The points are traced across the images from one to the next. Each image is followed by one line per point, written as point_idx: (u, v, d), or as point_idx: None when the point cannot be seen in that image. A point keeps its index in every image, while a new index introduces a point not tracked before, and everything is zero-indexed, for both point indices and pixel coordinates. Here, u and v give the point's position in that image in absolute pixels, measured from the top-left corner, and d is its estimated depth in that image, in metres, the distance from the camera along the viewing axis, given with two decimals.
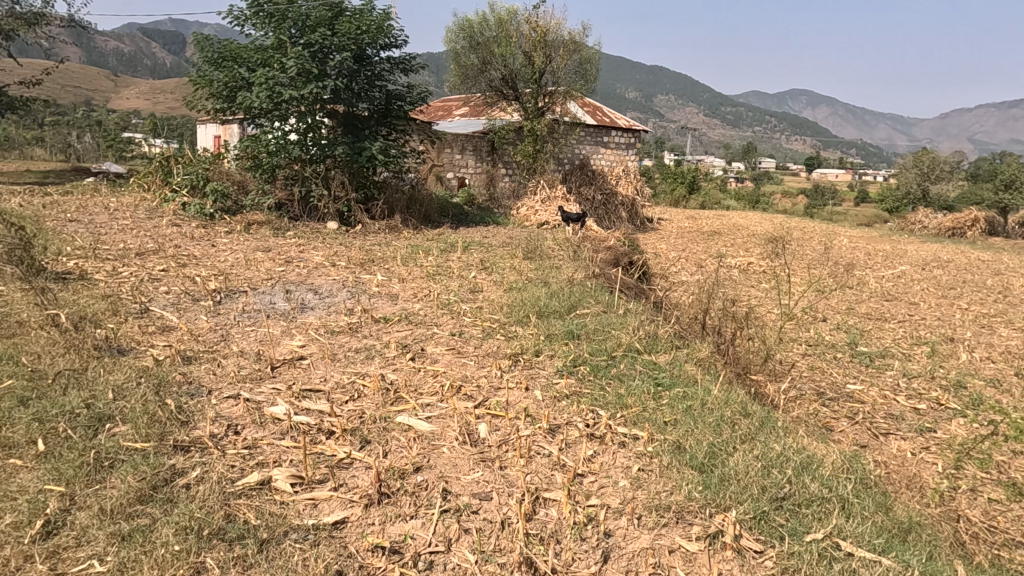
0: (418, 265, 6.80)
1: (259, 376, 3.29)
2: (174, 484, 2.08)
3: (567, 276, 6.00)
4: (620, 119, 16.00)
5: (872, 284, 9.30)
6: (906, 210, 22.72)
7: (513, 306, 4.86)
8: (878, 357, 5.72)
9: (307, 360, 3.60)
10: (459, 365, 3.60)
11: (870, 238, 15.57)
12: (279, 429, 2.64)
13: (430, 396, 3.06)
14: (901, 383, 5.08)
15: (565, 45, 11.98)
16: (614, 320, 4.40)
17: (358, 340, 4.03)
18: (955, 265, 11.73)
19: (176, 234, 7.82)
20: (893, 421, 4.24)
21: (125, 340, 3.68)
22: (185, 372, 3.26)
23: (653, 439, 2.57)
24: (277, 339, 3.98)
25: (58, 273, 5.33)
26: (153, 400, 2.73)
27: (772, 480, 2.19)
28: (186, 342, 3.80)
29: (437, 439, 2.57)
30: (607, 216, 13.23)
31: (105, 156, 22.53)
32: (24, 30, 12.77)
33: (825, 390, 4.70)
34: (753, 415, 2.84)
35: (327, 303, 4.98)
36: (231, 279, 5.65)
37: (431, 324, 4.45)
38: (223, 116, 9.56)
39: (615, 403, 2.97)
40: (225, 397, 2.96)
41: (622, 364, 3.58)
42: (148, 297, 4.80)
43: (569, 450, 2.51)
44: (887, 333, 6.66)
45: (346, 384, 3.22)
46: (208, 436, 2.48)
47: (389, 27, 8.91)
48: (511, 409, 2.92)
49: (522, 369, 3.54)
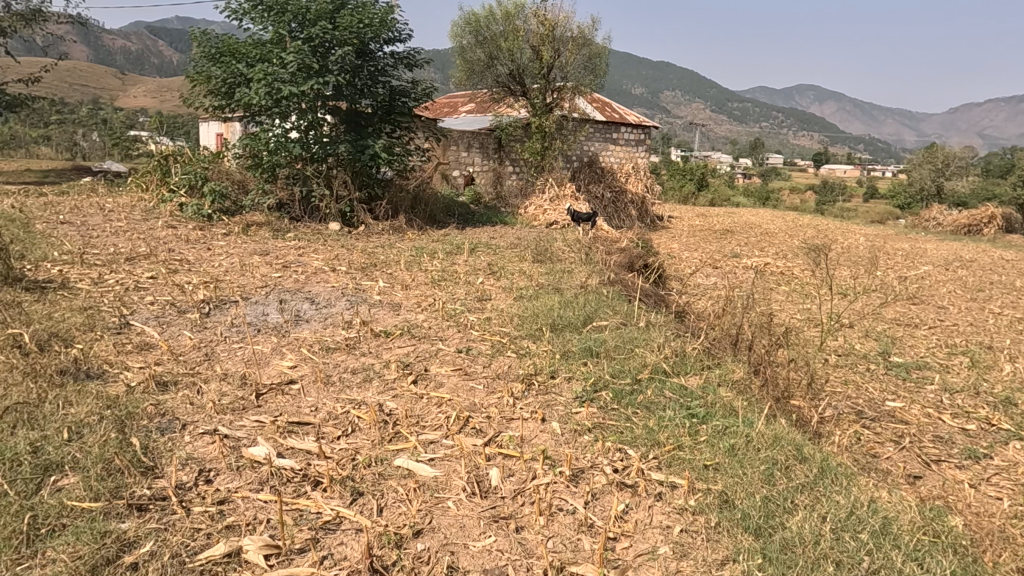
0: (422, 269, 6.42)
1: (242, 406, 2.92)
2: (120, 562, 1.71)
3: (580, 282, 5.63)
4: (630, 114, 15.57)
5: (897, 286, 8.86)
6: (919, 207, 22.20)
7: (524, 318, 4.49)
8: (915, 370, 5.30)
9: (297, 384, 3.23)
10: (467, 391, 3.22)
11: (887, 236, 15.13)
12: (257, 476, 2.28)
13: (433, 431, 2.69)
14: (944, 399, 4.67)
15: (573, 40, 11.67)
16: (636, 335, 4.01)
17: (355, 359, 3.67)
18: (979, 265, 11.25)
19: (171, 237, 7.50)
20: (943, 445, 3.83)
21: (97, 362, 3.33)
22: (158, 402, 2.89)
23: (695, 489, 2.21)
24: (266, 359, 3.61)
25: (39, 283, 4.99)
26: (116, 442, 2.36)
27: (848, 554, 1.83)
28: (165, 363, 3.44)
29: (441, 490, 2.20)
30: (616, 214, 12.85)
31: (109, 156, 22.32)
32: (21, 26, 12.41)
33: (864, 409, 4.29)
34: (808, 456, 2.47)
35: (324, 314, 4.61)
36: (223, 287, 5.31)
37: (435, 339, 4.09)
38: (221, 115, 9.21)
39: (646, 439, 2.59)
40: (199, 433, 2.61)
41: (649, 389, 3.20)
42: (130, 309, 4.45)
43: (597, 504, 2.14)
44: (920, 341, 6.24)
45: (340, 415, 2.85)
46: (173, 490, 2.12)
47: (393, 21, 8.53)
48: (526, 448, 2.56)
49: (537, 395, 3.16)
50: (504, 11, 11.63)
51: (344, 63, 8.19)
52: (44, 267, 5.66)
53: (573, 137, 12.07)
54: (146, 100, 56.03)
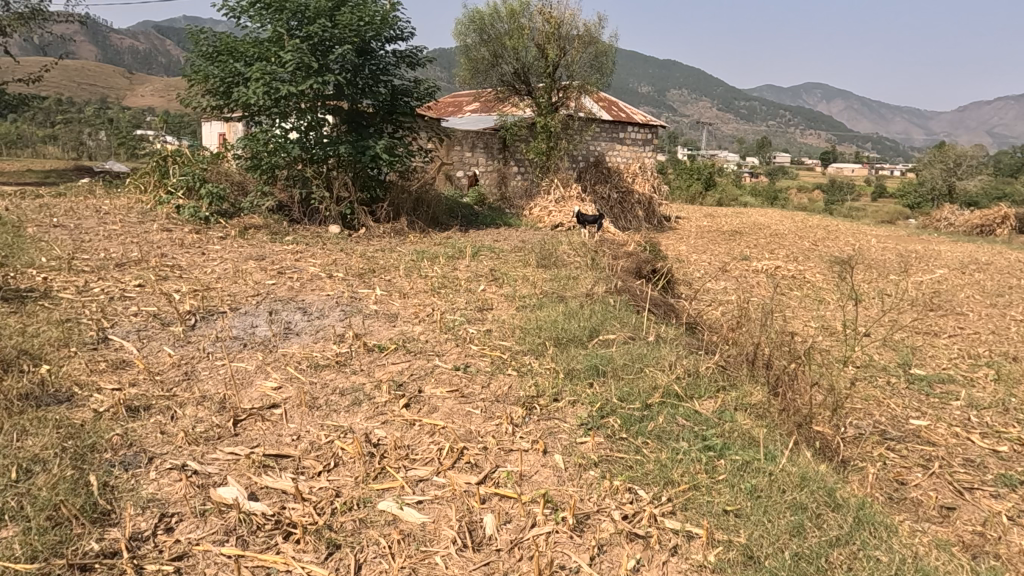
0: (421, 276, 6.17)
1: (217, 436, 2.68)
2: None
3: (586, 291, 5.38)
4: (636, 112, 15.25)
5: (912, 291, 8.57)
6: (929, 207, 21.85)
7: (527, 330, 4.25)
8: (938, 384, 5.01)
9: (280, 409, 2.98)
10: (462, 416, 2.97)
11: (898, 237, 14.79)
12: (224, 523, 2.04)
13: (424, 466, 2.44)
14: (972, 417, 4.39)
15: (580, 38, 11.37)
16: (645, 352, 3.75)
17: (345, 378, 3.42)
18: (995, 268, 10.94)
19: (165, 240, 7.29)
20: (975, 471, 3.56)
21: (65, 384, 3.09)
22: (126, 431, 2.65)
23: (714, 542, 1.99)
24: (248, 379, 3.36)
25: (21, 294, 4.76)
26: (69, 481, 2.14)
27: None
28: (141, 384, 3.20)
29: (429, 543, 1.97)
30: (623, 215, 12.59)
31: (114, 155, 22.13)
32: (19, 26, 12.16)
33: (887, 428, 4.02)
34: (842, 500, 2.24)
35: (315, 326, 4.36)
36: (213, 296, 5.07)
37: (433, 354, 3.85)
38: (220, 114, 8.95)
39: (660, 477, 2.36)
40: (166, 468, 2.37)
41: (660, 416, 2.93)
42: (111, 322, 4.20)
43: (602, 561, 1.92)
44: (941, 351, 5.95)
45: (323, 446, 2.61)
46: (126, 543, 1.90)
47: (394, 18, 8.27)
48: (526, 487, 2.31)
49: (539, 421, 2.90)
50: (509, 9, 11.26)
51: (344, 62, 7.93)
52: (29, 274, 5.43)
53: (579, 137, 11.82)
54: (152, 100, 55.87)
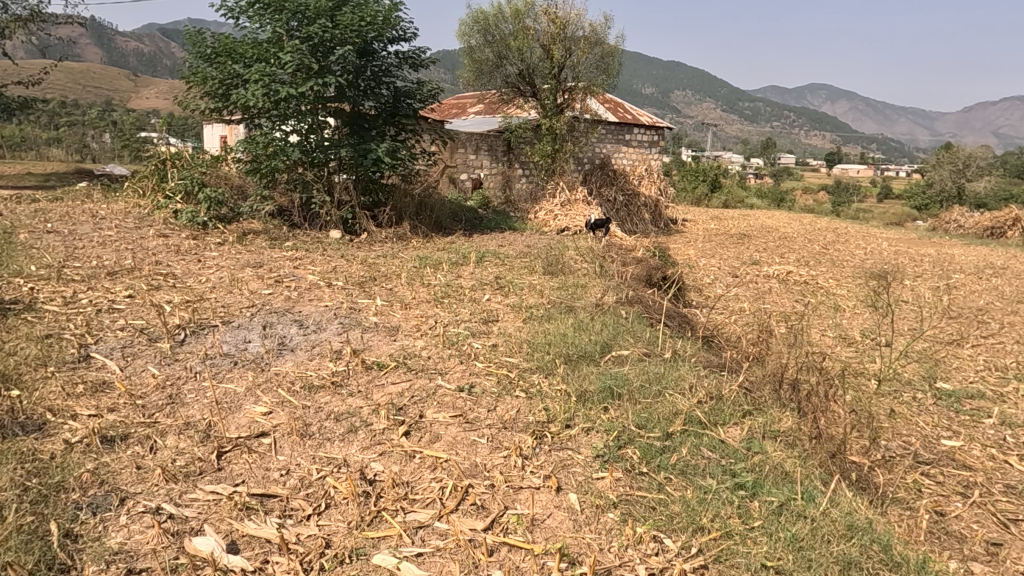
0: (424, 284, 5.92)
1: (198, 471, 2.44)
2: None
3: (595, 300, 5.12)
4: (642, 113, 14.97)
5: (929, 297, 8.27)
6: (939, 208, 21.50)
7: (535, 345, 3.99)
8: (968, 400, 4.72)
9: (269, 438, 2.74)
10: (468, 446, 2.72)
11: (910, 240, 14.44)
12: None
13: (424, 509, 2.20)
14: (1006, 436, 4.12)
15: (586, 38, 11.10)
16: (664, 371, 3.50)
17: (339, 401, 3.17)
18: (1011, 273, 10.63)
19: (160, 246, 7.07)
20: (1017, 499, 3.28)
21: (38, 410, 2.85)
22: (98, 467, 2.41)
23: None
24: (236, 403, 3.11)
25: (3, 307, 4.53)
26: (24, 533, 1.91)
27: None
28: (121, 409, 2.97)
29: None
30: (629, 218, 12.37)
31: (116, 158, 21.82)
32: (19, 29, 11.90)
33: (919, 450, 3.74)
34: (898, 558, 2.03)
35: (312, 341, 4.12)
36: (206, 307, 4.84)
37: (435, 373, 3.60)
38: (218, 117, 8.71)
39: (688, 522, 2.12)
40: (139, 511, 2.13)
41: (683, 446, 2.69)
42: (95, 338, 3.96)
43: None
44: (966, 363, 5.65)
45: (314, 483, 2.37)
46: None
47: (396, 19, 8.02)
48: (538, 535, 2.08)
49: (551, 453, 2.66)
50: (514, 9, 10.98)
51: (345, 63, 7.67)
52: (15, 285, 5.20)
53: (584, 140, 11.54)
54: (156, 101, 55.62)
